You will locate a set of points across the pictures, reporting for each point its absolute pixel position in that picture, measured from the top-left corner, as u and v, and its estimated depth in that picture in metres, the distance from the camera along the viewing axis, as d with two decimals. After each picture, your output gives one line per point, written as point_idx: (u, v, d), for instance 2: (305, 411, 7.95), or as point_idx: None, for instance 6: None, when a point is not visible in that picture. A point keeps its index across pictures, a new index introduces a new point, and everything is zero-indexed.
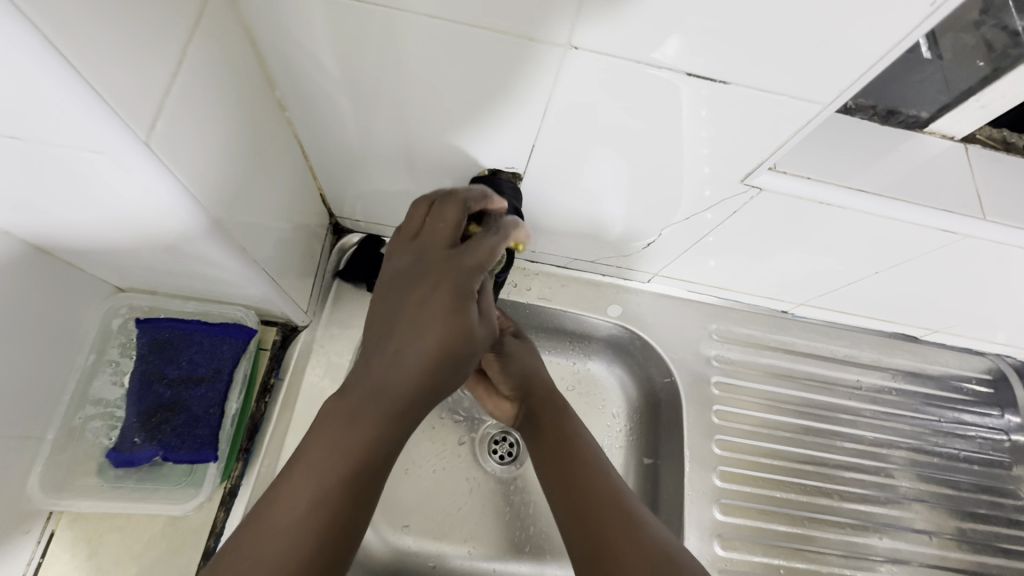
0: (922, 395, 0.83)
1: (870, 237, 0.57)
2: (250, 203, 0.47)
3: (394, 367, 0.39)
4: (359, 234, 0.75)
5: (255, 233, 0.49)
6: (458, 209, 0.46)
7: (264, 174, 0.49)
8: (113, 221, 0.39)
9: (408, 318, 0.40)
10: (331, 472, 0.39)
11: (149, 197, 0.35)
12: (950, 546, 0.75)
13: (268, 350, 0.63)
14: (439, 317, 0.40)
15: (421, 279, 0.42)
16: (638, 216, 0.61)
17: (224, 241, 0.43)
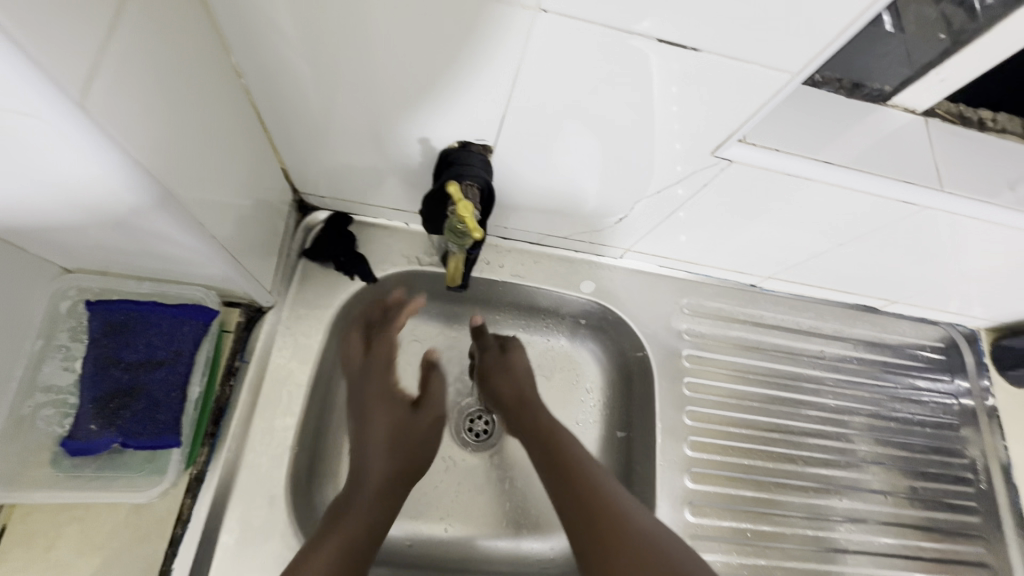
0: (880, 363, 0.87)
1: (835, 209, 0.58)
2: (205, 178, 0.45)
3: (374, 466, 0.56)
4: (325, 211, 0.72)
5: (211, 209, 0.47)
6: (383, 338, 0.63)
7: (219, 144, 0.47)
8: (51, 194, 0.36)
9: (370, 437, 0.57)
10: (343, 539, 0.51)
11: (91, 168, 0.33)
12: (904, 504, 0.80)
13: (231, 333, 0.63)
14: (400, 423, 0.59)
15: (380, 410, 0.59)
16: (610, 191, 0.61)
17: (179, 217, 0.41)
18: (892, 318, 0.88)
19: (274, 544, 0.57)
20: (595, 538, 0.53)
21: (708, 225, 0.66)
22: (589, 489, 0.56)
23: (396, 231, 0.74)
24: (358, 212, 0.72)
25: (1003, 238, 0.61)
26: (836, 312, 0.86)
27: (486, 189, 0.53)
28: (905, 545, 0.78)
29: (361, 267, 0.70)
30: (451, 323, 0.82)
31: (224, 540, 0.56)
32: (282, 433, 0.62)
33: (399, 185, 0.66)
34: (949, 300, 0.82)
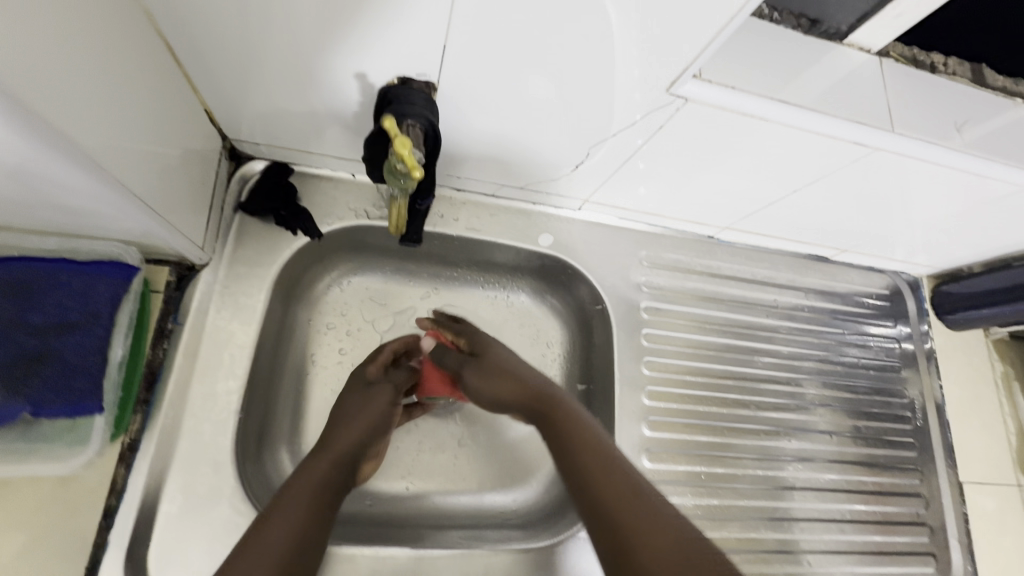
0: (830, 310, 0.89)
1: (790, 152, 0.57)
2: (102, 114, 0.39)
3: (344, 427, 0.57)
4: (261, 162, 0.66)
5: (117, 149, 0.42)
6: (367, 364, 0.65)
7: (117, 73, 0.41)
8: None
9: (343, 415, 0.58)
10: (306, 494, 0.48)
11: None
12: (847, 442, 0.84)
13: (161, 293, 0.57)
14: (363, 403, 0.59)
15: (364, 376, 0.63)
16: (565, 136, 0.58)
17: (70, 157, 0.36)
18: (841, 267, 0.90)
19: (222, 510, 0.55)
20: (603, 496, 0.47)
21: (665, 173, 0.65)
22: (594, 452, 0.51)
23: (342, 182, 0.70)
24: (299, 162, 0.67)
25: (948, 182, 0.62)
26: (789, 262, 0.87)
27: (430, 131, 0.49)
28: (848, 480, 0.82)
29: (304, 222, 0.65)
30: (408, 281, 0.79)
31: (166, 509, 0.54)
32: (225, 398, 0.58)
33: (341, 132, 0.61)
34: (895, 248, 0.84)
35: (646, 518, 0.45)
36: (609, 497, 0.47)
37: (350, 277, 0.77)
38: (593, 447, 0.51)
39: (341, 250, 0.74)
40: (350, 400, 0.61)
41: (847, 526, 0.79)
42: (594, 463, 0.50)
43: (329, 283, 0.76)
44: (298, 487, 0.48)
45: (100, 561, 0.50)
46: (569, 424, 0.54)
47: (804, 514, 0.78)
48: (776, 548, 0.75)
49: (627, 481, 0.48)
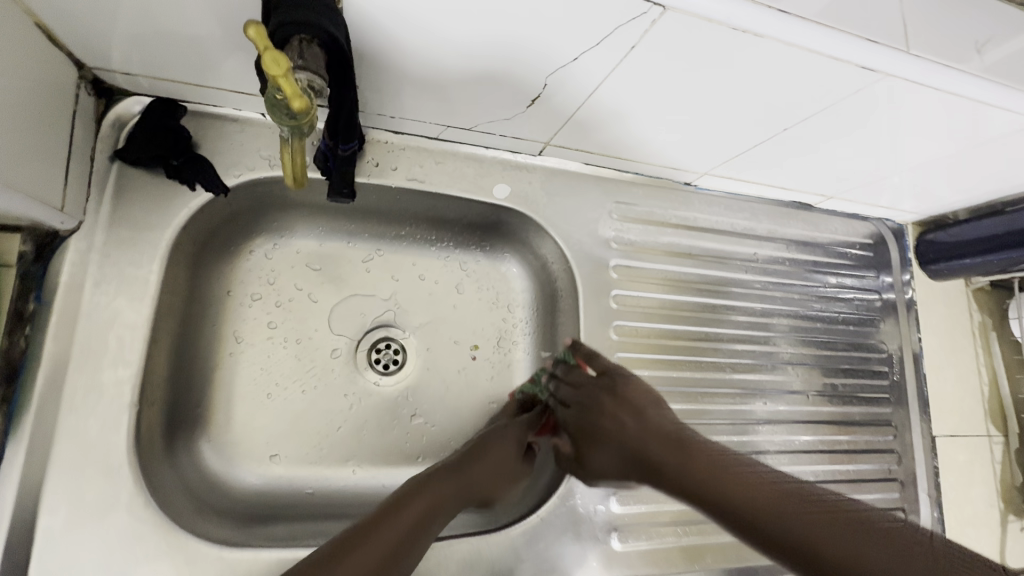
0: (811, 263, 0.83)
1: (785, 79, 0.48)
2: None
3: (448, 487, 0.56)
4: (142, 100, 0.53)
5: None
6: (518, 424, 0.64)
7: None
8: None
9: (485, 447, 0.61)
10: (383, 550, 0.47)
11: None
12: (823, 402, 0.80)
13: (14, 268, 0.45)
14: (507, 459, 0.61)
15: (445, 484, 0.55)
16: (515, 58, 0.47)
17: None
18: (824, 215, 0.83)
19: (118, 520, 0.46)
20: (783, 521, 0.50)
21: (638, 108, 0.54)
22: (761, 485, 0.54)
23: (250, 124, 0.57)
24: (190, 99, 0.54)
25: (955, 112, 0.54)
26: (770, 211, 0.80)
27: (332, 46, 0.38)
28: (822, 441, 0.79)
29: (204, 172, 0.54)
30: (347, 241, 0.69)
31: (46, 524, 0.45)
32: (114, 389, 0.48)
33: (234, 60, 0.48)
34: (881, 194, 0.78)
35: (824, 518, 0.49)
36: (771, 518, 0.50)
37: (275, 240, 0.66)
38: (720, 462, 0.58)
39: (260, 209, 0.63)
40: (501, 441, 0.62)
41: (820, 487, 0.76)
42: (761, 495, 0.53)
43: (251, 247, 0.65)
44: (365, 546, 0.47)
45: None
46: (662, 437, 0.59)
47: None
48: None
49: (784, 492, 0.54)
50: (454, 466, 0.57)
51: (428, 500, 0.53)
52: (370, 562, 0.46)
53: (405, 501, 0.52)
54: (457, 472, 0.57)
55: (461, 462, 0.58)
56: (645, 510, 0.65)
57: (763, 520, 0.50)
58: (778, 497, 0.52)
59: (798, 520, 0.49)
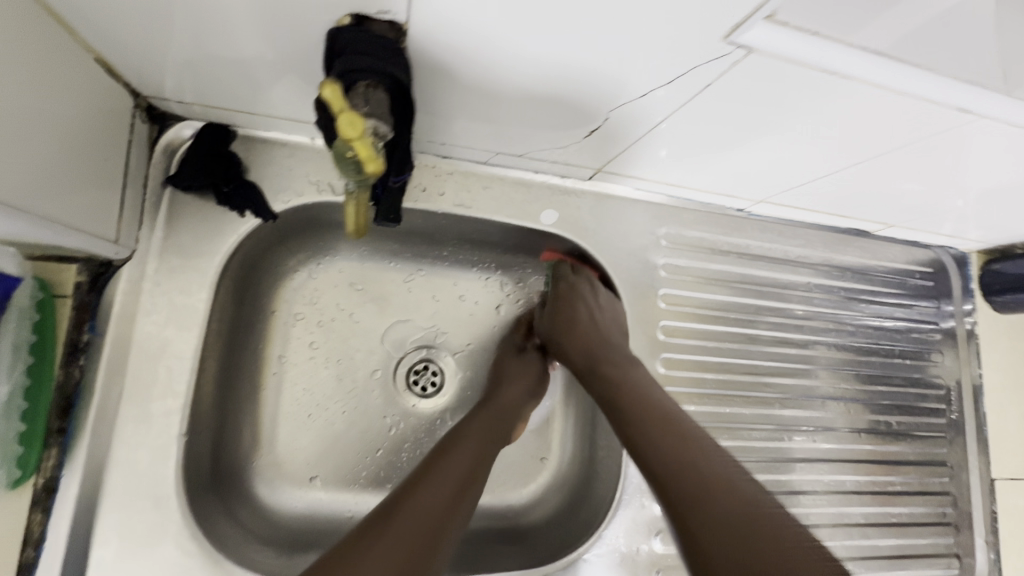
0: (866, 293, 0.79)
1: (866, 116, 0.45)
2: None
3: (476, 428, 0.56)
4: (193, 126, 0.53)
5: None
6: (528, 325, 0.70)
7: None
8: None
9: (507, 380, 0.63)
10: (454, 481, 0.50)
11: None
12: (875, 440, 0.77)
13: (69, 298, 0.46)
14: (517, 364, 0.65)
15: (488, 414, 0.58)
16: (578, 91, 0.44)
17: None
18: (882, 242, 0.79)
19: (166, 552, 0.47)
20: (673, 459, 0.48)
21: (700, 137, 0.51)
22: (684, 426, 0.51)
23: (299, 149, 0.56)
24: (241, 124, 0.53)
25: None
26: (826, 238, 0.76)
27: (398, 90, 0.36)
28: (873, 480, 0.76)
29: (252, 198, 0.53)
30: (387, 262, 0.68)
31: (99, 554, 0.45)
32: (163, 420, 0.48)
33: (287, 89, 0.47)
34: (946, 224, 0.73)
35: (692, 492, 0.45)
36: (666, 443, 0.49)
37: (318, 261, 0.65)
38: (655, 407, 0.53)
39: (305, 232, 0.62)
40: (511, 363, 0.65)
41: (869, 530, 0.73)
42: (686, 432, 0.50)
43: (294, 268, 0.64)
44: (433, 480, 0.49)
45: None
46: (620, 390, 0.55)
47: (824, 519, 0.72)
48: None
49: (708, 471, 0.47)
50: (489, 400, 0.60)
51: (482, 431, 0.56)
52: (446, 496, 0.49)
53: (460, 438, 0.54)
54: (494, 405, 0.59)
55: (494, 394, 0.61)
56: None
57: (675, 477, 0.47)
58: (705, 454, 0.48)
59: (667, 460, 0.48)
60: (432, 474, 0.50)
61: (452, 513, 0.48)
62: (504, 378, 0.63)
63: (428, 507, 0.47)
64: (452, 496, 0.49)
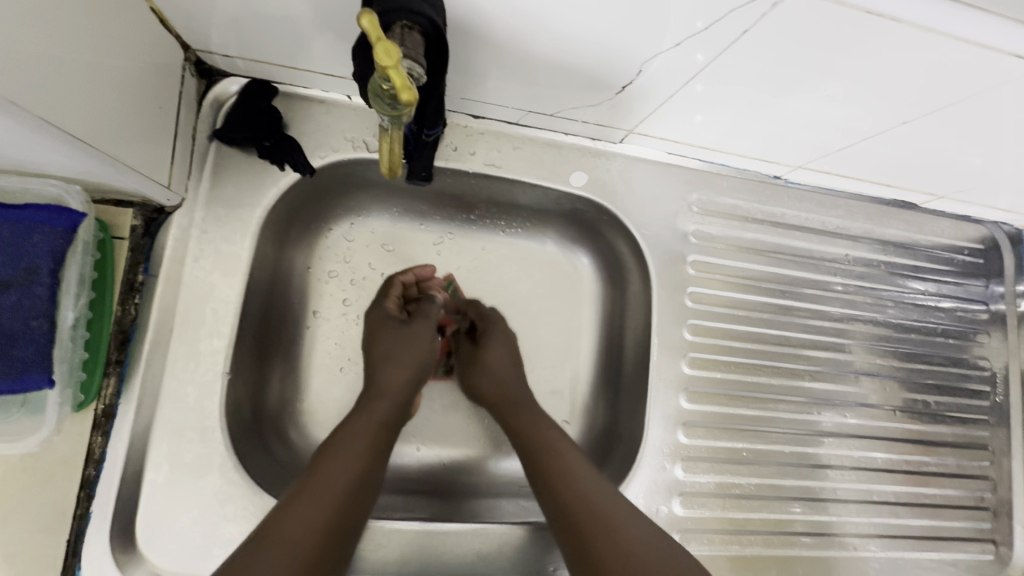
0: (910, 268, 0.76)
1: (912, 66, 0.43)
2: None
3: (358, 424, 0.52)
4: (238, 82, 0.55)
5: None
6: (401, 286, 0.63)
7: None
8: None
9: (388, 362, 0.57)
10: (341, 484, 0.47)
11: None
12: (911, 419, 0.75)
13: (126, 240, 0.50)
14: (398, 334, 0.59)
15: (379, 407, 0.54)
16: (611, 42, 0.44)
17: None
18: (929, 216, 0.75)
19: (211, 480, 0.50)
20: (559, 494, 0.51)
21: (734, 95, 0.50)
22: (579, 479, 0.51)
23: (336, 106, 0.58)
24: (283, 81, 0.55)
25: None
26: (868, 210, 0.73)
27: (432, 33, 0.37)
28: (906, 460, 0.73)
29: (293, 153, 0.55)
30: (417, 223, 0.69)
31: (152, 477, 0.49)
32: (210, 358, 0.52)
33: (327, 44, 0.49)
34: (1003, 198, 0.69)
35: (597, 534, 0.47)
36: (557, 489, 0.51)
37: (351, 220, 0.67)
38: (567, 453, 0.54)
39: (341, 190, 0.63)
40: (387, 336, 0.59)
41: (899, 509, 0.72)
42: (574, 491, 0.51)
43: (330, 225, 0.65)
44: (314, 492, 0.46)
45: (83, 534, 0.46)
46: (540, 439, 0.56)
47: (851, 495, 0.70)
48: (823, 531, 0.68)
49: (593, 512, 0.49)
50: (378, 390, 0.55)
51: (369, 429, 0.52)
52: (331, 508, 0.45)
53: (345, 440, 0.50)
54: (385, 394, 0.55)
55: (381, 380, 0.56)
56: (708, 515, 0.64)
57: (581, 526, 0.48)
58: (608, 493, 0.51)
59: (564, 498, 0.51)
60: (315, 484, 0.46)
61: (346, 516, 0.46)
62: (387, 361, 0.57)
63: (313, 522, 0.44)
64: (340, 507, 0.46)
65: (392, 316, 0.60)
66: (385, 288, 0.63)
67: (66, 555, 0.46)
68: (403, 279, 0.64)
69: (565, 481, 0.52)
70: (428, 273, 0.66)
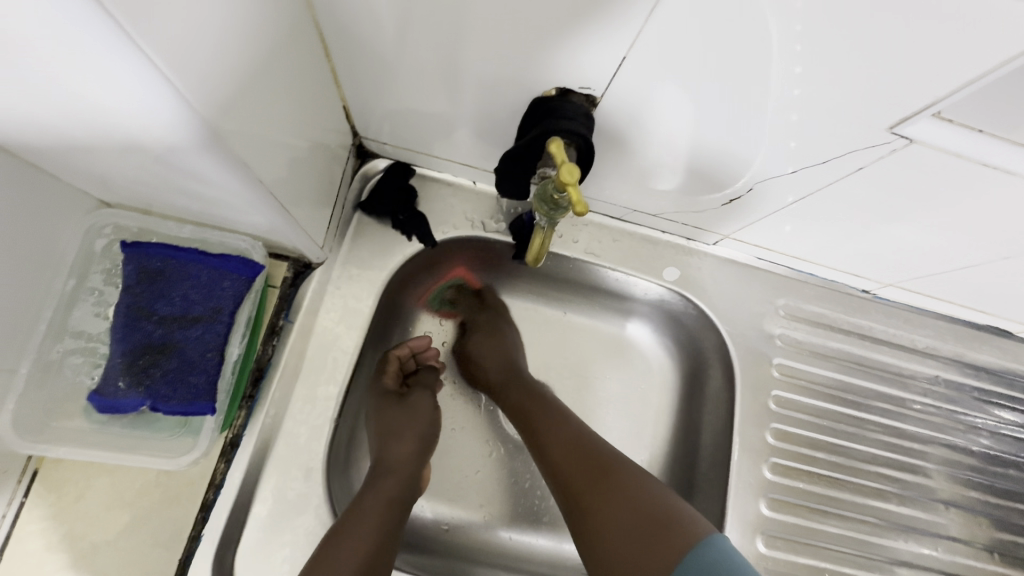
0: (1005, 398, 0.74)
1: (1018, 215, 0.46)
2: (244, 111, 0.34)
3: (366, 500, 0.52)
4: (385, 161, 0.64)
5: (253, 134, 0.36)
6: (398, 360, 0.64)
7: (262, 61, 0.35)
8: (90, 110, 0.29)
9: (394, 436, 0.58)
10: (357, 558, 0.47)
11: (93, 63, 0.25)
12: (1010, 564, 0.69)
13: (277, 288, 0.56)
14: (401, 408, 0.61)
15: (387, 483, 0.54)
16: (727, 162, 0.49)
17: (222, 159, 0.34)
18: None
19: (307, 520, 0.53)
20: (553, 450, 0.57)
21: (835, 217, 0.54)
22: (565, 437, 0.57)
23: (461, 189, 0.66)
24: (421, 165, 0.64)
25: None
26: (960, 334, 0.73)
27: (585, 148, 0.43)
28: None
29: (422, 227, 0.63)
30: (510, 296, 0.74)
31: (258, 510, 0.52)
32: (325, 403, 0.56)
33: (472, 141, 0.57)
34: None
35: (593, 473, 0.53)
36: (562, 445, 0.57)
37: (451, 286, 0.72)
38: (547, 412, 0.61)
39: (450, 261, 0.70)
40: (392, 411, 0.60)
41: None
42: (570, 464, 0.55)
43: (432, 290, 0.71)
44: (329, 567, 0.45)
45: (192, 556, 0.49)
46: (536, 405, 0.62)
47: None
48: None
49: (587, 456, 0.54)
50: (387, 469, 0.56)
51: (379, 504, 0.52)
52: None
53: (357, 514, 0.50)
54: (394, 470, 0.56)
55: (387, 458, 0.57)
56: None
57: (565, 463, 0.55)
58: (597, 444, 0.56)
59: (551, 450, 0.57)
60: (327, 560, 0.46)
61: None
62: (392, 436, 0.58)
63: None
64: None
65: (389, 382, 0.63)
66: (381, 365, 0.64)
67: (173, 574, 0.48)
68: (399, 354, 0.65)
69: (558, 444, 0.57)
70: (423, 345, 0.67)
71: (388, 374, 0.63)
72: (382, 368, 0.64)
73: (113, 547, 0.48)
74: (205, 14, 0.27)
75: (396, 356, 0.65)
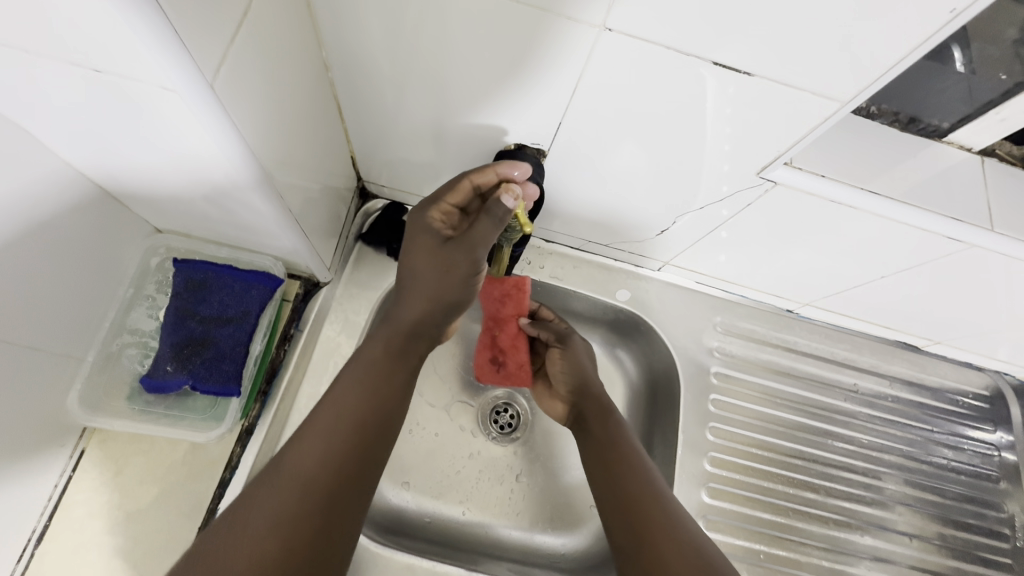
0: (918, 404, 0.85)
1: (877, 240, 0.59)
2: (281, 157, 0.47)
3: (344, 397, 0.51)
4: (383, 200, 0.77)
5: (286, 175, 0.49)
6: (468, 189, 0.54)
7: (296, 121, 0.48)
8: (173, 160, 0.42)
9: (412, 294, 0.54)
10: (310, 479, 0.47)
11: (189, 130, 0.37)
12: (928, 549, 0.79)
13: (291, 302, 0.67)
14: (431, 253, 0.54)
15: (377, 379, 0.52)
16: (654, 203, 0.63)
17: (268, 194, 0.46)
18: (934, 359, 0.86)
19: None
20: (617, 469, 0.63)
21: (747, 245, 0.68)
22: (626, 462, 0.63)
23: None
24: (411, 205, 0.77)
25: None
26: (874, 347, 0.85)
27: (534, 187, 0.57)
28: None
29: None
30: None
31: None
32: None
33: None
34: (995, 349, 0.79)
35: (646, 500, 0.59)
36: (623, 468, 0.63)
37: None
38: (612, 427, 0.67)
39: None
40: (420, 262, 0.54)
41: None
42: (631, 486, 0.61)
43: None
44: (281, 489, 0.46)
45: (208, 528, 0.57)
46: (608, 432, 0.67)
47: None
48: None
49: (642, 484, 0.61)
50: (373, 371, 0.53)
51: (333, 420, 0.50)
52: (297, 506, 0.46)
53: (324, 419, 0.50)
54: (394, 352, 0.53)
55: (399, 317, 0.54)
56: None
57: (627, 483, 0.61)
58: (649, 480, 0.62)
59: (617, 470, 0.63)
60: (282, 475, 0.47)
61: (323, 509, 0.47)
62: (409, 296, 0.54)
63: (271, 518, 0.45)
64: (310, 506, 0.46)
65: (436, 216, 0.55)
66: (441, 196, 0.55)
67: (191, 543, 0.56)
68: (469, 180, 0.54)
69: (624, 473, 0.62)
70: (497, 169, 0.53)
71: (446, 211, 0.55)
72: (444, 191, 0.55)
73: (143, 516, 0.57)
74: (264, 93, 0.40)
75: (452, 200, 0.55)
